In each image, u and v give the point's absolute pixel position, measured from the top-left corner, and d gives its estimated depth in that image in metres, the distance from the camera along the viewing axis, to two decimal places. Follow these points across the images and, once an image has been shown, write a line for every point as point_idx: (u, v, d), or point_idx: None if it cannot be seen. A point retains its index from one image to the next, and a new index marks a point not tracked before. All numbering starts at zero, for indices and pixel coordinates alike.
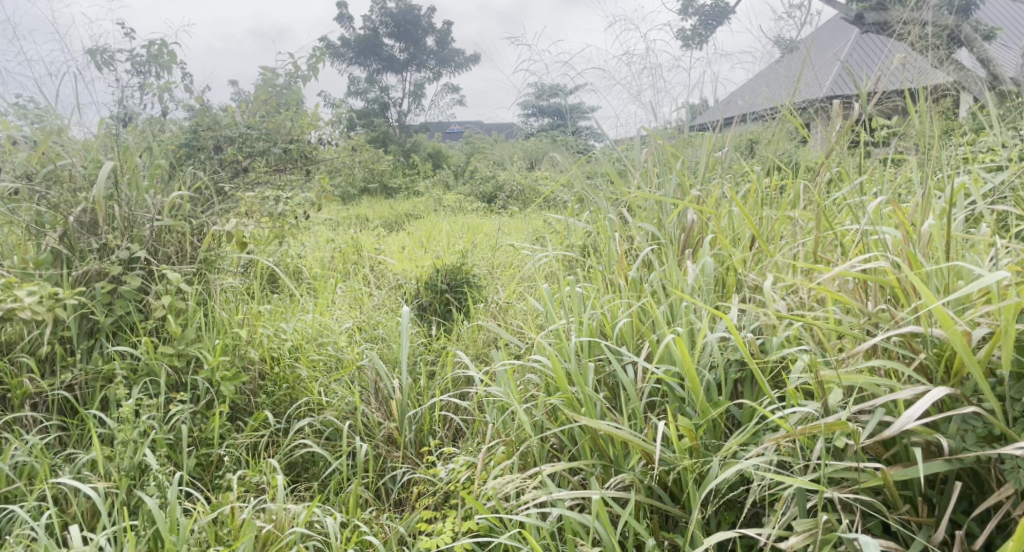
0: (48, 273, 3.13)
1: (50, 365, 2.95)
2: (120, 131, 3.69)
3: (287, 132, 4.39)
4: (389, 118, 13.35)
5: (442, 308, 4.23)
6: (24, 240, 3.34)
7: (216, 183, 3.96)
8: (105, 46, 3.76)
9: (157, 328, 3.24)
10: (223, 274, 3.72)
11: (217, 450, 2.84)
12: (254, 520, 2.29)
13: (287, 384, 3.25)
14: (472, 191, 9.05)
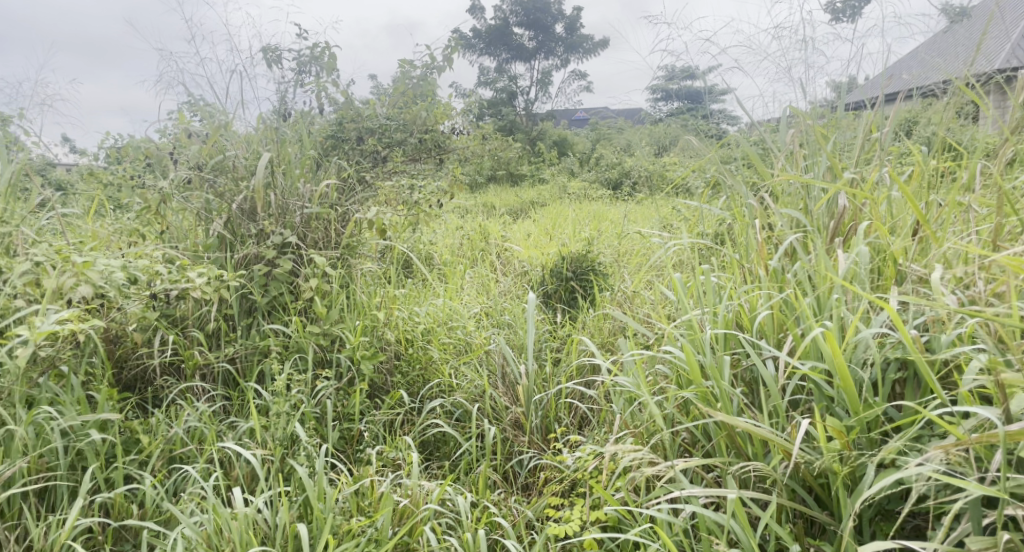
0: (214, 256, 3.42)
1: (215, 339, 3.22)
2: (277, 125, 3.95)
3: (423, 122, 4.51)
4: (516, 106, 13.48)
5: (567, 296, 4.23)
6: (194, 225, 3.66)
7: (357, 173, 4.16)
8: (274, 45, 4.03)
9: (305, 309, 3.46)
10: (362, 259, 3.91)
11: (357, 425, 3.00)
12: (391, 495, 2.40)
13: (419, 364, 3.39)
14: (596, 178, 8.97)
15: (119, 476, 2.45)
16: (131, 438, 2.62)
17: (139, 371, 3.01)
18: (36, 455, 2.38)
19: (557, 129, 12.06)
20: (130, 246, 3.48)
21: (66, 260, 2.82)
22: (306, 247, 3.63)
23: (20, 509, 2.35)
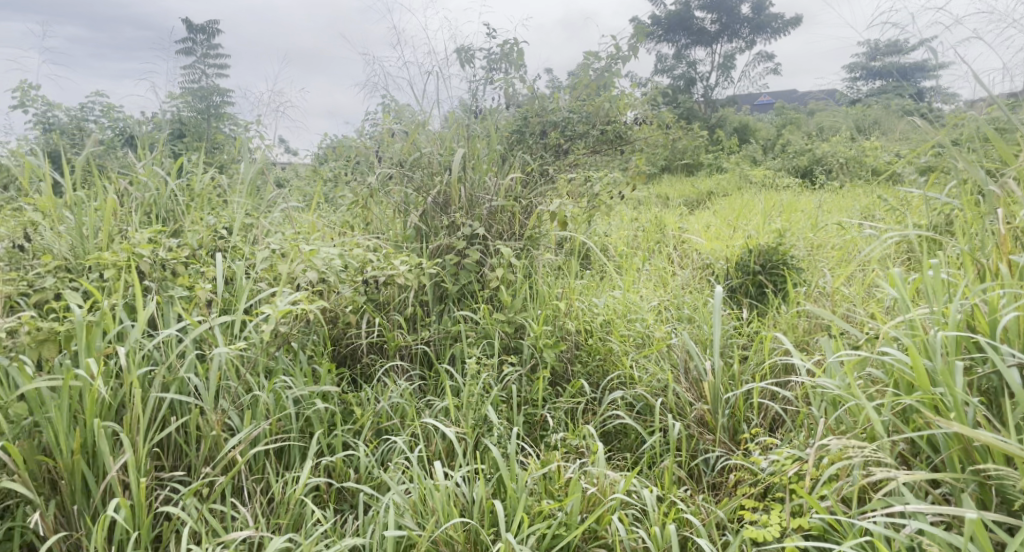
0: (412, 246, 3.65)
1: (412, 323, 3.43)
2: (468, 122, 4.12)
3: (605, 114, 4.36)
4: (695, 93, 13.04)
5: (755, 291, 4.03)
6: (393, 217, 3.93)
7: (540, 166, 4.24)
8: (468, 45, 4.21)
9: (492, 298, 3.59)
10: (544, 250, 3.98)
11: (541, 412, 3.07)
12: (579, 482, 2.42)
13: (599, 355, 3.39)
14: (782, 166, 8.44)
15: (338, 442, 2.72)
16: (347, 410, 2.88)
17: (349, 350, 3.28)
18: (275, 419, 2.69)
19: (741, 115, 11.49)
20: (341, 236, 3.80)
21: (296, 250, 3.15)
22: (493, 238, 3.77)
23: (263, 466, 2.68)
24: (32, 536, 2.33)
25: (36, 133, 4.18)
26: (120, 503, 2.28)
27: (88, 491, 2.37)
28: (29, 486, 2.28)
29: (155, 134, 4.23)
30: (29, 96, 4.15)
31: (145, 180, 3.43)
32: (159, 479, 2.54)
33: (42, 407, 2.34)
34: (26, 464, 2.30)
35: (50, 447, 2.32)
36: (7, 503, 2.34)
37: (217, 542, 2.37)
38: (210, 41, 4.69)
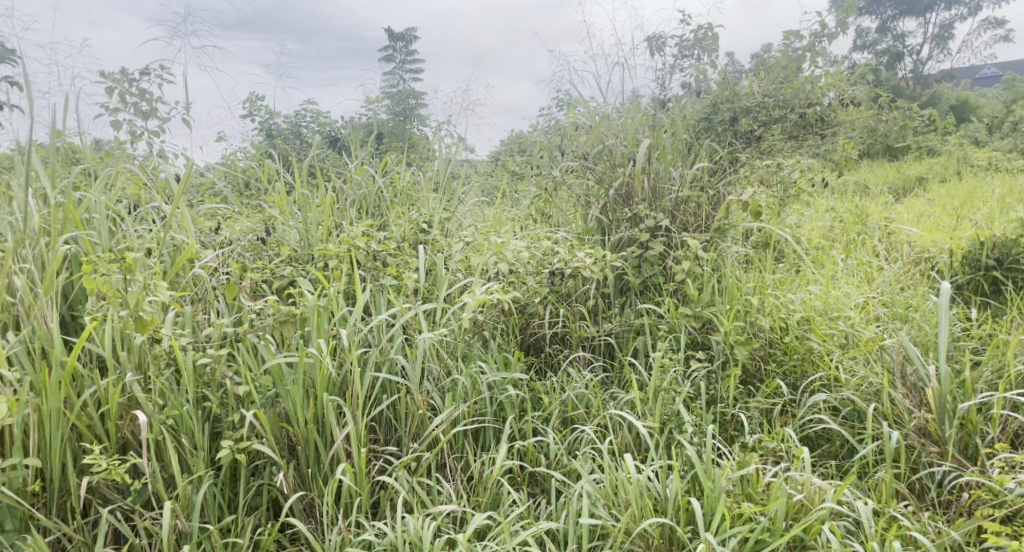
0: (593, 239, 3.65)
1: (594, 316, 3.42)
2: (654, 112, 4.01)
3: (807, 96, 3.80)
4: (903, 68, 11.84)
5: (990, 289, 3.60)
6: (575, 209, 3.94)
7: (729, 152, 3.88)
8: (658, 33, 4.12)
9: (677, 291, 3.49)
10: (732, 241, 3.80)
11: (733, 410, 2.93)
12: (784, 487, 2.29)
13: (797, 354, 3.15)
14: (1014, 146, 7.43)
15: (529, 428, 2.79)
16: (536, 398, 2.95)
17: (532, 340, 3.32)
18: (473, 402, 2.82)
19: (960, 90, 10.26)
20: (525, 228, 3.88)
21: (489, 242, 3.28)
22: (677, 230, 3.67)
23: (462, 445, 2.82)
24: (277, 493, 2.62)
25: (258, 139, 4.66)
26: (346, 468, 2.53)
27: (319, 457, 2.63)
28: (275, 449, 2.57)
29: (359, 138, 4.58)
30: (256, 106, 4.63)
31: (358, 179, 3.73)
32: (373, 451, 2.74)
33: (284, 379, 2.63)
34: (272, 428, 2.59)
35: (290, 416, 2.60)
36: (257, 462, 2.62)
37: (426, 513, 2.54)
38: (409, 47, 4.97)
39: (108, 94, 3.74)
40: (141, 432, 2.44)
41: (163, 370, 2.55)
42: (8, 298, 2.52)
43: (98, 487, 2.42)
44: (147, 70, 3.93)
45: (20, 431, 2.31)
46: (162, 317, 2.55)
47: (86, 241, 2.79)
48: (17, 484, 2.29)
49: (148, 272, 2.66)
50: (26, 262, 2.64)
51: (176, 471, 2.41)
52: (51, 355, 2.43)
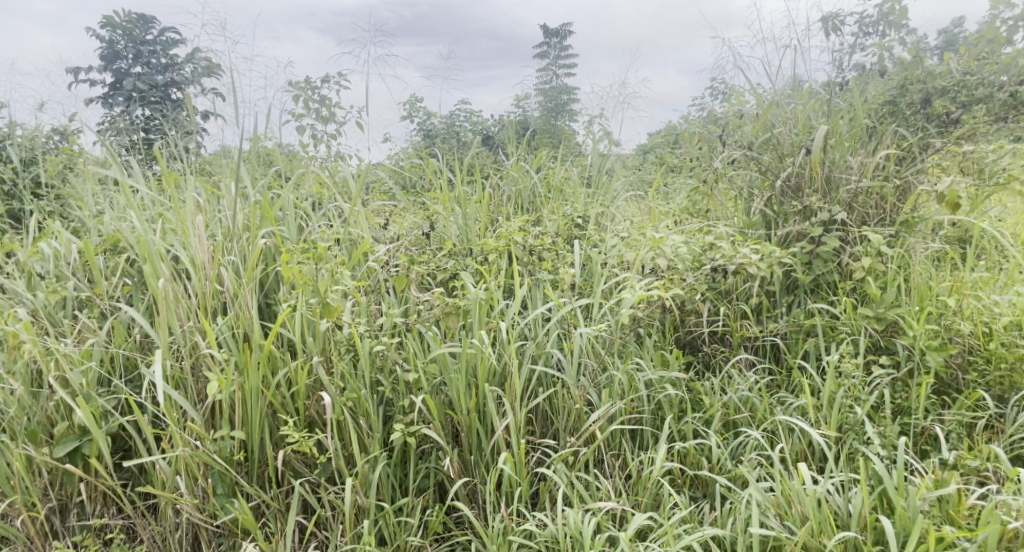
0: (759, 234, 3.48)
1: (759, 315, 3.25)
2: (829, 96, 3.67)
3: (1020, 69, 3.37)
4: None
5: None
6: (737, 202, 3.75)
7: (921, 138, 3.51)
8: (835, 12, 3.84)
9: (856, 290, 3.24)
10: (923, 237, 3.47)
11: (928, 423, 2.69)
12: (996, 512, 2.07)
13: (1004, 364, 2.83)
14: None
15: (690, 430, 2.71)
16: (697, 399, 2.86)
17: (688, 339, 3.19)
18: (630, 399, 2.78)
19: None
20: (682, 223, 3.76)
21: (646, 237, 3.21)
22: (855, 224, 3.36)
23: (620, 443, 2.79)
24: (444, 476, 2.74)
25: (417, 139, 4.84)
26: (506, 458, 2.59)
27: (482, 445, 2.71)
28: (441, 435, 2.67)
29: (513, 134, 4.63)
30: (416, 107, 4.80)
31: (513, 175, 3.83)
32: (531, 443, 2.79)
33: (449, 368, 2.73)
34: (438, 415, 2.70)
35: (454, 404, 2.69)
36: (425, 447, 2.73)
37: (585, 508, 2.54)
38: (563, 42, 4.98)
39: (295, 101, 4.06)
40: (326, 412, 2.64)
41: (343, 355, 2.74)
42: (217, 286, 2.82)
43: (290, 461, 2.65)
44: (329, 77, 4.23)
45: (227, 405, 2.57)
46: (344, 306, 2.74)
47: (278, 235, 3.06)
48: (226, 454, 2.56)
49: (333, 262, 2.87)
50: (231, 255, 2.94)
51: (355, 450, 2.58)
52: (251, 338, 2.69)
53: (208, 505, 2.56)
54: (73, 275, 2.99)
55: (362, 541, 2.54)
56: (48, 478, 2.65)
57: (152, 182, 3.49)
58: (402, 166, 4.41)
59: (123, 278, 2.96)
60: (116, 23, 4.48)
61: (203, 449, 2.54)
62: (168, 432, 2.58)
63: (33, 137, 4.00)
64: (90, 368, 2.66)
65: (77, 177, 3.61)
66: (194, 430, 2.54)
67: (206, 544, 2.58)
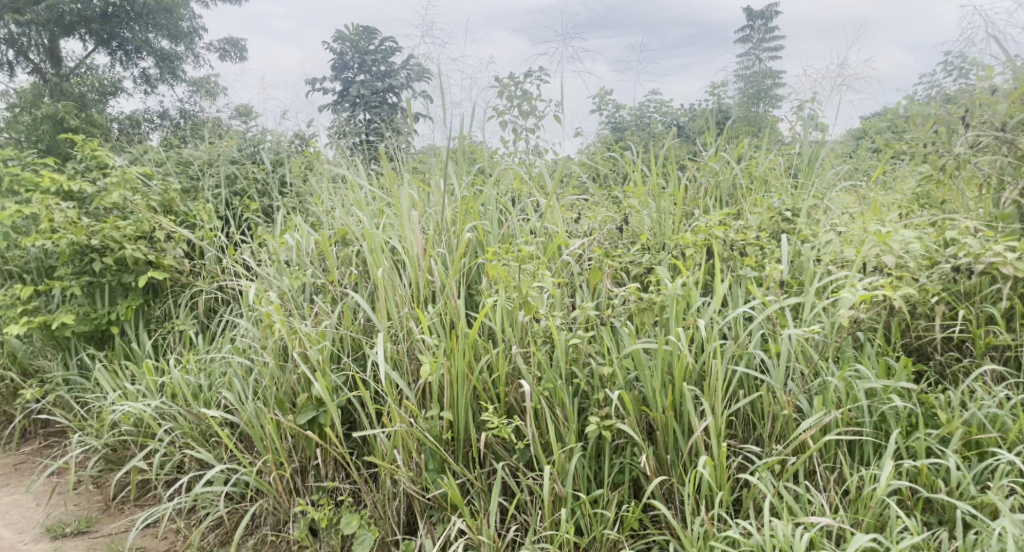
0: (1012, 228, 3.06)
1: (1010, 320, 2.87)
2: None
3: None
4: None
5: None
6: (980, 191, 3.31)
7: None
8: None
9: None
10: None
11: None
12: None
13: None
14: None
15: (921, 448, 2.48)
16: (930, 413, 2.60)
17: (918, 345, 2.89)
18: (848, 409, 2.58)
19: None
20: (907, 216, 3.42)
21: (867, 231, 2.96)
22: None
23: (834, 455, 2.62)
24: (639, 472, 2.73)
25: (607, 133, 4.81)
26: (706, 460, 2.52)
27: (678, 444, 2.67)
28: (636, 431, 2.66)
29: (711, 124, 4.47)
30: (605, 100, 4.75)
31: (712, 167, 3.71)
32: (732, 447, 2.70)
33: (644, 364, 2.72)
34: (633, 411, 2.69)
35: (649, 401, 2.68)
36: (619, 442, 2.73)
37: (796, 522, 2.42)
38: (768, 24, 4.71)
39: (500, 98, 4.23)
40: (525, 400, 2.74)
41: (541, 346, 2.81)
42: (428, 276, 3.02)
43: (492, 445, 2.78)
44: (531, 72, 4.36)
45: (436, 387, 2.76)
46: (543, 298, 2.81)
47: (482, 229, 3.21)
48: (435, 433, 2.75)
49: (532, 256, 2.97)
50: (441, 247, 3.14)
51: (552, 439, 2.65)
52: (457, 326, 2.86)
53: (421, 479, 2.77)
54: (311, 264, 3.37)
55: (560, 528, 2.60)
56: (292, 442, 3.01)
57: (375, 178, 3.81)
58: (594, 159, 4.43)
59: (350, 267, 3.28)
60: (345, 36, 4.95)
61: (417, 426, 2.75)
62: (387, 409, 2.83)
63: (279, 141, 4.54)
64: (325, 346, 2.99)
65: (314, 177, 4.05)
66: (409, 408, 2.77)
67: (419, 514, 2.79)
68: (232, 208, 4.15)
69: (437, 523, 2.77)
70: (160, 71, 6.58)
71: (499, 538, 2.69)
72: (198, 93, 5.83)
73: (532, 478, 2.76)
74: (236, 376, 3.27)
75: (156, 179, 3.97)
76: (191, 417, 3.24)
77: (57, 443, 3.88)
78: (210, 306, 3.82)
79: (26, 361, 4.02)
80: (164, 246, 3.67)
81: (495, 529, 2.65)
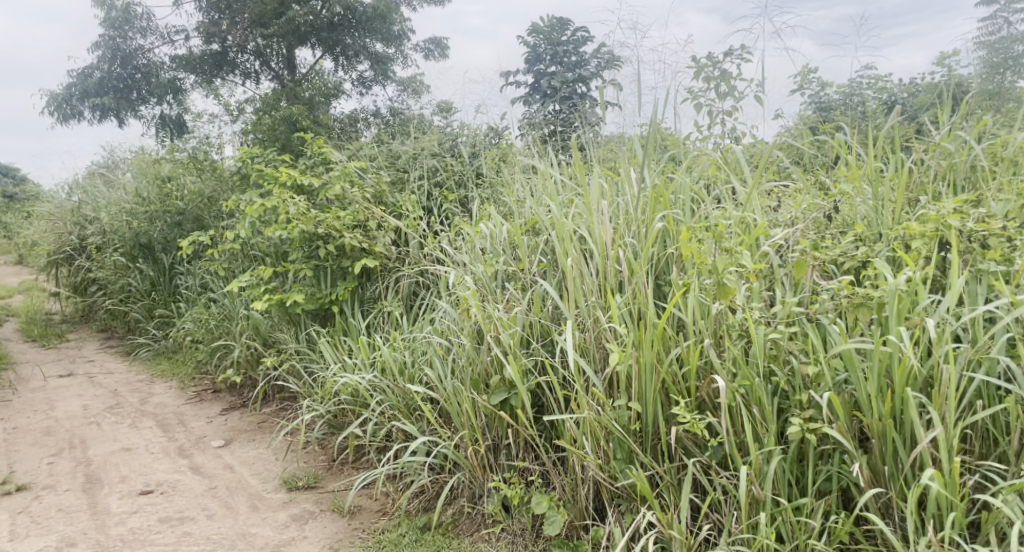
0: None
1: None
2: None
3: None
4: None
5: None
6: None
7: None
8: None
9: None
10: None
11: None
12: None
13: None
14: None
15: None
16: None
17: None
18: None
19: None
20: None
21: None
22: None
23: None
24: (849, 482, 2.55)
25: (811, 112, 4.47)
26: (935, 475, 2.29)
27: (897, 455, 2.45)
28: (847, 437, 2.48)
29: (942, 99, 3.98)
30: (808, 78, 4.41)
31: (945, 148, 3.31)
32: (968, 465, 2.43)
33: (856, 365, 2.51)
34: (844, 415, 2.51)
35: (862, 406, 2.48)
36: (825, 447, 2.56)
37: None
38: None
39: (696, 80, 4.08)
40: (719, 395, 2.65)
41: (736, 341, 2.69)
42: (617, 265, 3.02)
43: (682, 439, 2.74)
44: (732, 51, 4.16)
45: (625, 377, 2.77)
46: (739, 289, 2.70)
47: (672, 218, 3.10)
48: (623, 422, 2.76)
49: (727, 246, 2.84)
50: (631, 237, 3.11)
51: (749, 438, 2.55)
52: (646, 316, 2.83)
53: (609, 467, 2.80)
54: (503, 251, 3.50)
55: (758, 532, 2.51)
56: (486, 420, 3.17)
57: (566, 167, 3.87)
58: (797, 143, 4.14)
59: (539, 256, 3.38)
60: (538, 29, 5.06)
61: (604, 414, 2.79)
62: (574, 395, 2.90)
63: (475, 135, 4.77)
64: (516, 331, 3.12)
65: (507, 168, 4.20)
66: (597, 396, 2.81)
67: (607, 502, 2.83)
68: (433, 199, 4.42)
69: (625, 513, 2.80)
70: (375, 72, 7.25)
71: (690, 535, 2.66)
72: (406, 92, 6.27)
73: (725, 477, 2.69)
74: (436, 355, 3.50)
75: (369, 172, 4.34)
76: (399, 392, 3.52)
77: (291, 406, 4.40)
78: (413, 290, 4.11)
79: (267, 333, 4.60)
80: (375, 234, 4.01)
81: (687, 526, 2.61)
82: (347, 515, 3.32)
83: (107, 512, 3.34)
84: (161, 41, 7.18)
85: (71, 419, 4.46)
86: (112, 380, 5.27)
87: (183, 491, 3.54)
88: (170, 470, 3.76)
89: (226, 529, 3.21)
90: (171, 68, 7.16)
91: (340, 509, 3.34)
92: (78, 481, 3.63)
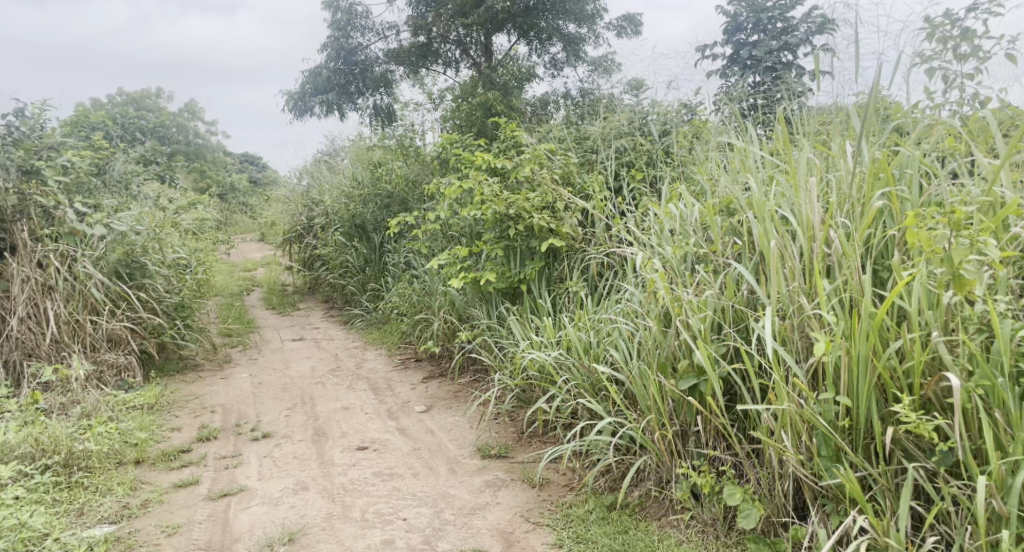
0: None
1: None
2: None
3: None
4: None
5: None
6: None
7: None
8: None
9: None
10: None
11: None
12: None
13: None
14: None
15: None
16: None
17: None
18: None
19: None
20: None
21: None
22: None
23: None
24: None
25: None
26: None
27: None
28: None
29: None
30: None
31: None
32: None
33: None
34: None
35: None
36: None
37: None
38: None
39: (929, 41, 3.64)
40: (951, 395, 2.40)
41: (974, 336, 2.40)
42: (827, 248, 2.81)
43: (901, 441, 2.52)
44: (977, 5, 3.66)
45: (833, 368, 2.59)
46: (981, 277, 2.40)
47: (896, 196, 2.81)
48: (830, 417, 2.59)
49: (969, 227, 2.51)
50: (844, 216, 2.87)
51: (989, 445, 2.28)
52: (861, 304, 2.61)
53: (812, 464, 2.65)
54: (694, 232, 3.39)
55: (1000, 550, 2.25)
56: (673, 406, 3.13)
57: (767, 143, 3.65)
58: None
59: (733, 237, 3.24)
60: None
61: (807, 407, 2.63)
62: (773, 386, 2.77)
63: (666, 113, 4.66)
64: (706, 316, 3.03)
65: (701, 146, 4.06)
66: (800, 388, 2.66)
67: (810, 501, 2.68)
68: (622, 179, 4.40)
69: (831, 514, 2.64)
70: (566, 54, 7.35)
71: (910, 545, 2.44)
72: (597, 72, 6.26)
73: (957, 486, 2.44)
74: (622, 336, 3.50)
75: (558, 153, 4.41)
76: (583, 371, 3.57)
77: (483, 378, 4.66)
78: (599, 270, 4.14)
79: (463, 308, 4.87)
80: (563, 215, 4.09)
81: (906, 534, 2.41)
82: (537, 486, 3.44)
83: (332, 462, 3.75)
84: (377, 37, 7.80)
85: (302, 378, 5.06)
86: (333, 345, 5.88)
87: (392, 450, 3.89)
88: (381, 430, 4.14)
89: (429, 487, 3.48)
90: (383, 62, 7.86)
91: (530, 480, 3.48)
92: (308, 433, 4.11)
